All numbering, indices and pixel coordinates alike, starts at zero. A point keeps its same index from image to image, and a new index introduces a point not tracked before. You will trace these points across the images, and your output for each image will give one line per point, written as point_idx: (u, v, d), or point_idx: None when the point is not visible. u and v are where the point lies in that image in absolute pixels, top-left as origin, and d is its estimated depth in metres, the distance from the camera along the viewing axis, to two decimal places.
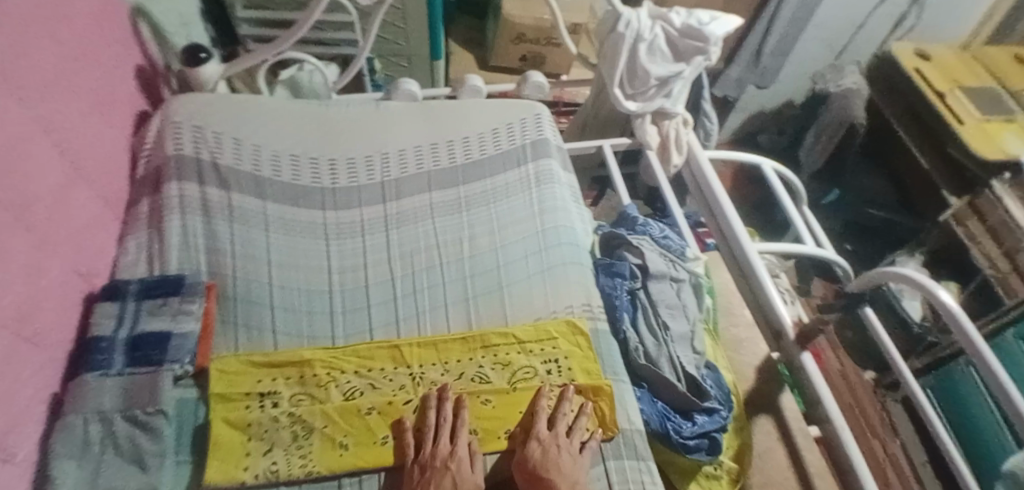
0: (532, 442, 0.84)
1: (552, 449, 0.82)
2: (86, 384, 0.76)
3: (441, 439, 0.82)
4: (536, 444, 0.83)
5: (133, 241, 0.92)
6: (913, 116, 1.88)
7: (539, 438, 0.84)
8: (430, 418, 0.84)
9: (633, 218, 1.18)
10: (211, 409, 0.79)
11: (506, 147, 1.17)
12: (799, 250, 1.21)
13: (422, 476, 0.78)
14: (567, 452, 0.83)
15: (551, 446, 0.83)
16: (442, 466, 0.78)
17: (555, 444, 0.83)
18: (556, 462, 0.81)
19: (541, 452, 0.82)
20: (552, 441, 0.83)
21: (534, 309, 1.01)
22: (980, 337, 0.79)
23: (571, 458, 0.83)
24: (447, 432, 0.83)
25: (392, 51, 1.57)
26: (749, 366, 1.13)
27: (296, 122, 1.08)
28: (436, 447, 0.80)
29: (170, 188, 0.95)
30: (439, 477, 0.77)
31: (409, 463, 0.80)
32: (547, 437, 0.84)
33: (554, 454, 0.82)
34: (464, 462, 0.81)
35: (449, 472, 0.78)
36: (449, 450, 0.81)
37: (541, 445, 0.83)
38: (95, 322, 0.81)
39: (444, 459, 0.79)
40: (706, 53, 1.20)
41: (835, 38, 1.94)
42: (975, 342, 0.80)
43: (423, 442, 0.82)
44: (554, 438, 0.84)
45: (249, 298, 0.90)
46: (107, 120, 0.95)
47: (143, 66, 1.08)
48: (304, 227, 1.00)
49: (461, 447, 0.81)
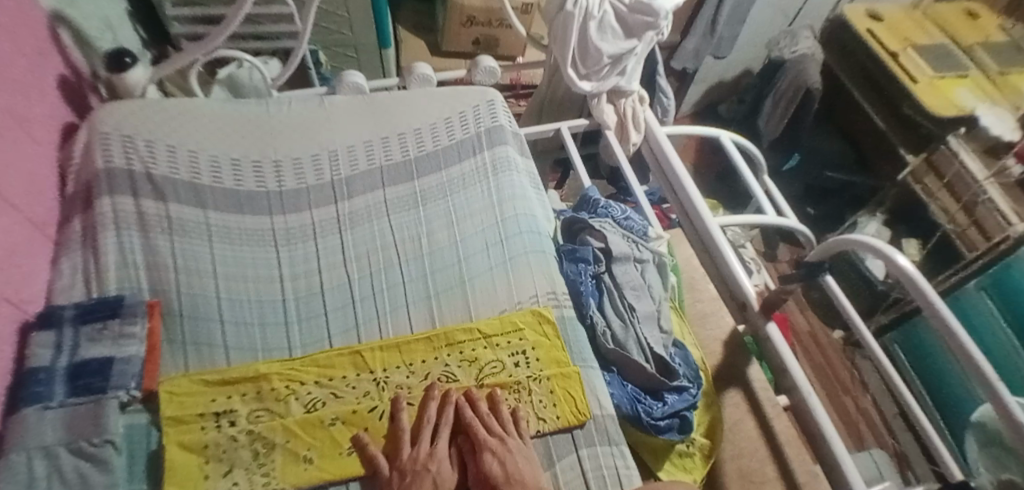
0: (487, 456, 0.80)
1: (509, 460, 0.80)
2: (26, 418, 0.71)
3: (421, 442, 0.81)
4: (491, 456, 0.80)
5: (68, 263, 0.87)
6: (867, 77, 1.90)
7: (490, 450, 0.80)
8: (398, 422, 0.82)
9: (595, 201, 1.15)
10: (165, 433, 0.75)
11: (460, 136, 1.14)
12: (761, 220, 1.20)
13: (403, 483, 0.76)
14: (523, 458, 0.81)
15: (508, 457, 0.80)
16: (423, 469, 0.78)
17: (510, 453, 0.81)
18: (518, 473, 0.79)
19: (499, 464, 0.79)
20: (507, 450, 0.81)
21: (498, 301, 0.99)
22: (936, 293, 0.79)
23: (526, 462, 0.81)
24: (423, 434, 0.81)
25: (337, 41, 1.51)
26: (715, 341, 1.13)
27: (235, 126, 1.03)
28: (416, 451, 0.80)
29: (103, 204, 0.89)
30: (422, 482, 0.76)
31: (384, 472, 0.78)
32: (500, 447, 0.81)
33: (513, 463, 0.80)
34: (443, 464, 0.80)
35: (428, 474, 0.77)
36: (428, 452, 0.80)
37: (497, 457, 0.80)
38: (32, 353, 0.76)
39: (425, 461, 0.78)
40: (657, 28, 1.19)
41: (788, 4, 1.94)
42: (931, 300, 0.79)
43: (400, 445, 0.80)
44: (506, 448, 0.81)
45: (196, 314, 0.86)
46: (27, 135, 0.88)
47: (65, 75, 1.01)
48: (251, 236, 0.96)
49: (440, 447, 0.81)
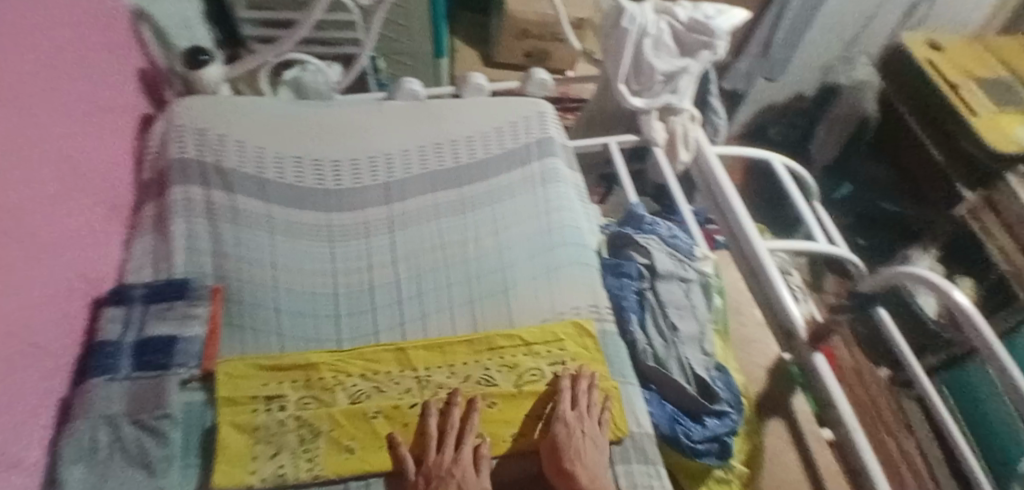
0: (558, 425, 0.84)
1: (577, 433, 0.83)
2: (94, 387, 0.76)
3: (445, 446, 0.80)
4: (561, 425, 0.84)
5: (139, 246, 0.92)
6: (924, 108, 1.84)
7: (563, 421, 0.84)
8: (427, 424, 0.83)
9: (641, 216, 1.16)
10: (217, 413, 0.79)
11: (511, 146, 1.16)
12: (811, 248, 1.19)
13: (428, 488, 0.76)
14: (590, 436, 0.83)
15: (576, 429, 0.83)
16: (448, 472, 0.77)
17: (580, 429, 0.83)
18: (580, 445, 0.81)
19: (566, 432, 0.83)
20: (578, 424, 0.84)
21: (540, 310, 1.00)
22: (997, 337, 0.76)
23: (593, 442, 0.83)
24: (450, 438, 0.81)
25: (394, 49, 1.56)
26: (759, 367, 1.13)
27: (299, 125, 1.08)
28: (441, 455, 0.79)
29: (175, 193, 0.94)
30: (447, 484, 0.76)
31: (411, 477, 0.78)
32: (573, 419, 0.84)
33: (579, 437, 0.82)
34: (469, 469, 0.79)
35: (453, 480, 0.76)
36: (453, 456, 0.79)
37: (567, 427, 0.83)
38: (102, 327, 0.82)
39: (450, 467, 0.78)
40: (713, 48, 1.19)
41: (843, 31, 1.94)
42: (991, 344, 0.76)
43: (427, 450, 0.80)
44: (579, 420, 0.84)
45: (254, 301, 0.90)
46: (110, 124, 0.94)
47: (144, 68, 1.08)
48: (307, 231, 1.00)
49: (465, 453, 0.80)
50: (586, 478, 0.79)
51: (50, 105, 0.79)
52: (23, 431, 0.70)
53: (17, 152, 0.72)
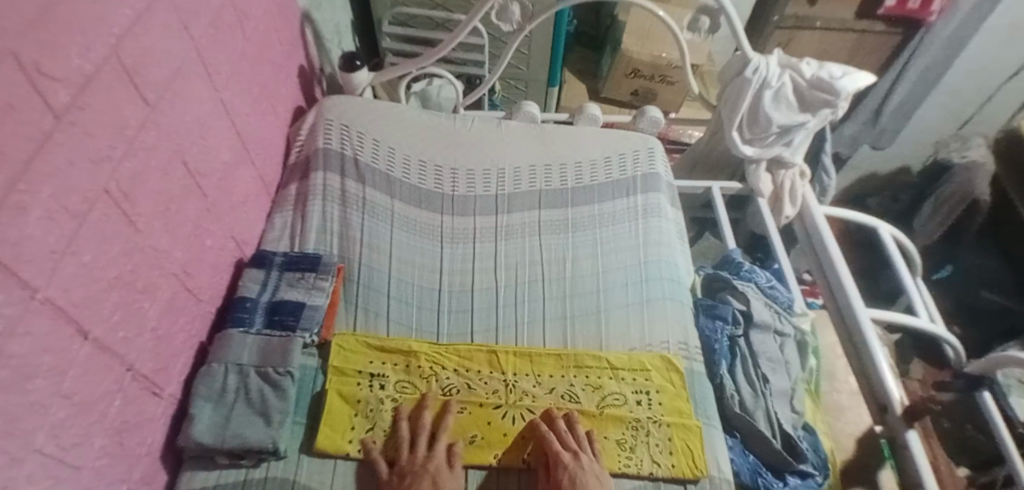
0: (560, 471, 0.82)
1: (580, 475, 0.82)
2: (231, 336, 0.86)
3: (417, 446, 0.83)
4: (563, 471, 0.82)
5: (280, 219, 1.04)
6: None
7: (563, 464, 0.82)
8: (399, 430, 0.85)
9: (738, 262, 1.17)
10: (328, 380, 0.89)
11: (617, 176, 1.20)
12: (914, 323, 1.14)
13: (401, 485, 0.80)
14: (592, 473, 0.83)
15: (579, 471, 0.82)
16: (421, 468, 0.81)
17: (582, 468, 0.83)
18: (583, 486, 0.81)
19: (568, 480, 0.81)
20: (580, 465, 0.83)
21: (630, 339, 1.01)
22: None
23: (596, 478, 0.83)
24: (422, 439, 0.84)
25: (511, 74, 1.64)
26: (848, 435, 1.11)
27: (425, 132, 1.18)
28: (414, 455, 0.82)
29: (317, 177, 1.06)
30: (421, 481, 0.79)
31: (384, 475, 0.81)
32: (572, 462, 0.82)
33: (581, 477, 0.82)
34: (442, 467, 0.82)
35: (427, 474, 0.80)
36: (425, 456, 0.82)
37: (568, 472, 0.82)
38: (243, 284, 0.92)
39: (423, 463, 0.81)
40: (834, 106, 1.17)
41: (961, 107, 1.88)
42: None
43: (400, 451, 0.83)
44: (582, 464, 0.83)
45: (370, 284, 0.99)
46: (273, 110, 1.07)
47: (304, 66, 1.20)
48: (423, 227, 1.09)
49: (438, 452, 0.83)
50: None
51: (233, 86, 0.91)
52: (171, 364, 0.79)
53: (201, 120, 0.83)
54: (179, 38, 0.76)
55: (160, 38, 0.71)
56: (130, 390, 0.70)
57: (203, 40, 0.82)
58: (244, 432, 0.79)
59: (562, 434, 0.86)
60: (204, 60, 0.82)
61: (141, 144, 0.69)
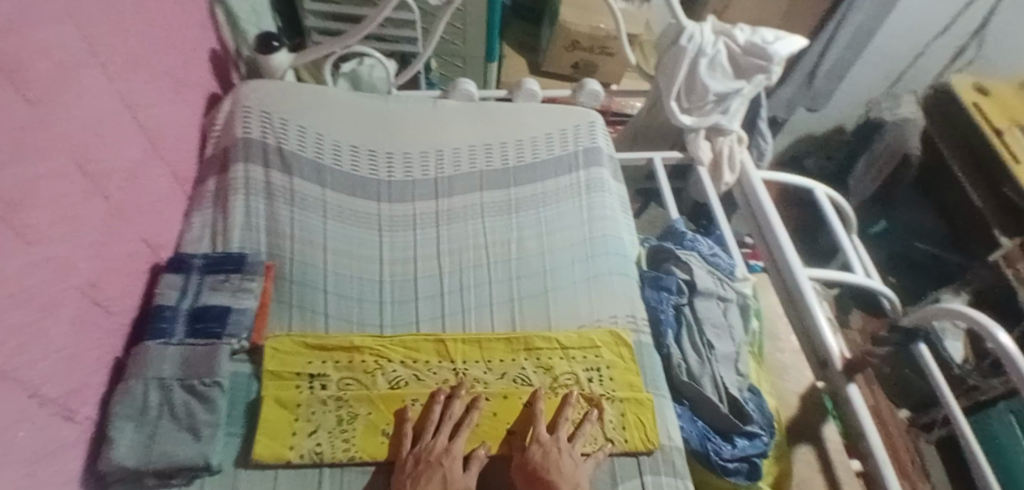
0: (532, 446, 0.83)
1: (554, 451, 0.82)
2: (149, 348, 0.80)
3: (439, 434, 0.83)
4: (536, 447, 0.83)
5: (199, 218, 0.97)
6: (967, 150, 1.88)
7: (539, 441, 0.83)
8: (404, 432, 0.83)
9: (681, 233, 1.17)
10: (264, 386, 0.84)
11: (559, 152, 1.17)
12: (850, 279, 1.18)
13: (414, 469, 0.79)
14: (567, 455, 0.83)
15: (552, 449, 0.82)
16: (433, 461, 0.80)
17: (555, 447, 0.83)
18: (556, 463, 0.81)
19: (541, 455, 0.82)
20: (555, 444, 0.83)
21: (578, 316, 1.00)
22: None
23: (571, 461, 0.83)
24: (447, 427, 0.84)
25: (447, 50, 1.58)
26: (793, 393, 1.13)
27: (356, 117, 1.12)
28: (435, 441, 0.82)
29: (237, 168, 1.00)
30: (429, 475, 0.78)
31: (402, 455, 0.81)
32: (549, 441, 0.83)
33: (554, 456, 0.82)
34: (454, 462, 0.81)
35: (438, 468, 0.79)
36: (444, 446, 0.82)
37: (541, 448, 0.82)
38: (160, 291, 0.86)
39: (440, 454, 0.81)
40: (768, 72, 1.18)
41: (891, 67, 1.89)
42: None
43: (425, 432, 0.83)
44: (555, 443, 0.83)
45: (303, 280, 0.94)
46: (184, 100, 0.99)
47: (216, 50, 1.12)
48: (359, 217, 1.04)
49: (456, 445, 0.82)
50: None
51: (132, 78, 0.83)
52: (83, 386, 0.73)
53: (98, 115, 0.75)
54: (66, 27, 0.68)
55: (45, 28, 0.64)
56: (38, 418, 0.64)
57: (94, 27, 0.74)
58: (171, 449, 0.74)
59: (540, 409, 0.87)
60: (95, 50, 0.74)
61: (28, 147, 0.62)
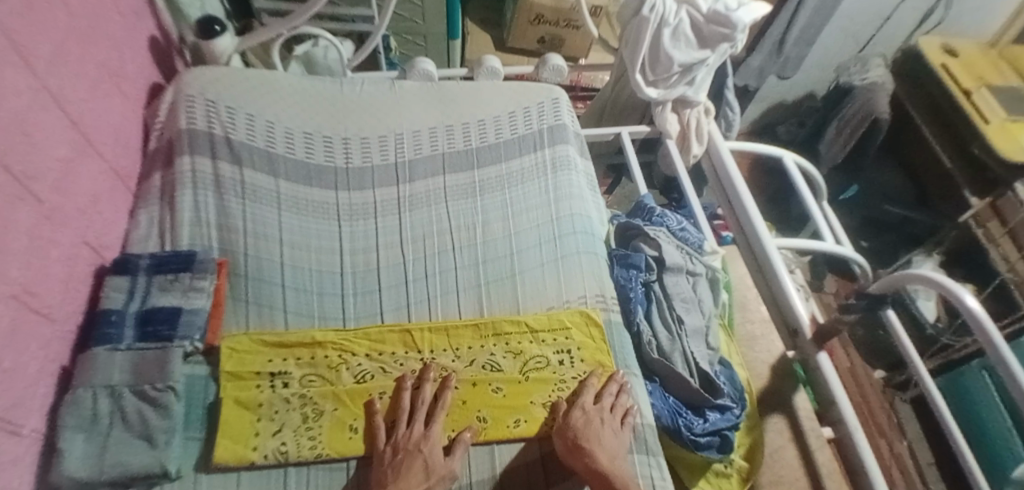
0: (575, 413, 0.84)
1: (595, 420, 0.83)
2: (96, 356, 0.77)
3: (414, 422, 0.81)
4: (579, 413, 0.84)
5: (145, 214, 0.94)
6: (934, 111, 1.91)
7: (582, 408, 0.84)
8: (374, 423, 0.81)
9: (649, 208, 1.16)
10: (222, 387, 0.82)
11: (523, 131, 1.14)
12: (820, 247, 1.17)
13: (393, 460, 0.77)
14: (609, 426, 0.83)
15: (595, 417, 0.83)
16: (415, 448, 0.78)
17: (598, 416, 0.83)
18: (597, 433, 0.81)
19: (584, 420, 0.82)
20: (597, 413, 0.84)
21: (547, 298, 0.98)
22: (998, 333, 0.79)
23: (612, 433, 0.83)
24: (420, 414, 0.82)
25: (407, 29, 1.53)
26: (763, 363, 1.13)
27: (310, 104, 1.09)
28: (410, 430, 0.80)
29: (183, 162, 0.96)
30: (412, 462, 0.76)
31: (379, 447, 0.79)
32: (592, 409, 0.84)
33: (597, 425, 0.82)
34: (434, 448, 0.79)
35: (419, 455, 0.77)
36: (422, 434, 0.80)
37: (583, 415, 0.83)
38: (106, 294, 0.82)
39: (418, 441, 0.79)
40: (732, 40, 1.16)
41: (861, 31, 1.88)
42: (993, 338, 0.79)
43: (398, 422, 0.81)
44: (598, 410, 0.84)
45: (259, 276, 0.91)
46: (121, 92, 0.95)
47: (155, 37, 1.07)
48: (316, 208, 1.01)
49: (435, 430, 0.80)
50: (604, 461, 0.79)
51: (60, 71, 0.78)
52: (27, 398, 0.70)
53: (21, 113, 0.70)
54: None
55: None
56: None
57: (12, 17, 0.69)
58: (124, 459, 0.72)
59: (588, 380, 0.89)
60: (15, 43, 0.69)
61: None
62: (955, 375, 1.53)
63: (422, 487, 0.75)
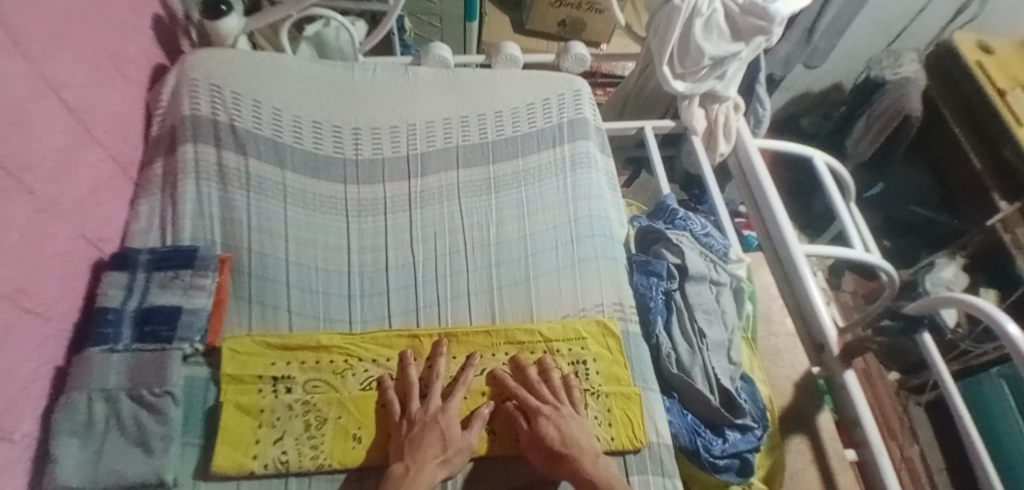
0: (541, 420, 0.79)
1: (564, 424, 0.79)
2: (91, 357, 0.74)
3: (432, 397, 0.80)
4: (545, 420, 0.79)
5: (146, 205, 0.90)
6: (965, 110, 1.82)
7: (546, 414, 0.79)
8: (388, 398, 0.80)
9: (672, 210, 1.10)
10: (223, 391, 0.78)
11: (541, 124, 1.09)
12: (850, 254, 1.10)
13: (410, 432, 0.77)
14: (579, 427, 0.79)
15: (563, 421, 0.79)
16: (431, 419, 0.77)
17: (567, 419, 0.79)
18: (573, 436, 0.78)
19: (553, 427, 0.78)
20: (562, 415, 0.80)
21: (562, 305, 0.94)
22: None
23: (583, 429, 0.80)
24: (436, 390, 0.81)
25: (423, 9, 1.47)
26: (786, 379, 1.09)
27: (319, 90, 1.04)
28: (427, 404, 0.80)
29: (186, 150, 0.92)
30: (427, 433, 0.76)
31: (396, 420, 0.78)
32: (554, 412, 0.80)
33: (568, 428, 0.78)
34: (450, 418, 0.78)
35: (437, 426, 0.77)
36: (438, 408, 0.79)
37: (552, 422, 0.79)
38: (103, 291, 0.79)
39: (434, 414, 0.78)
40: (768, 33, 1.09)
41: (892, 23, 1.75)
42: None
43: (412, 396, 0.80)
44: (563, 413, 0.80)
45: (263, 274, 0.87)
46: (121, 75, 0.90)
47: (159, 16, 1.02)
48: (323, 202, 0.96)
49: (452, 405, 0.79)
50: (589, 466, 0.76)
51: (57, 55, 0.74)
52: (20, 402, 0.67)
53: (12, 101, 0.66)
54: None
55: None
56: None
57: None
58: (120, 467, 0.69)
59: (537, 386, 0.83)
60: (7, 26, 0.65)
61: None
62: (972, 381, 1.47)
63: (438, 460, 0.74)
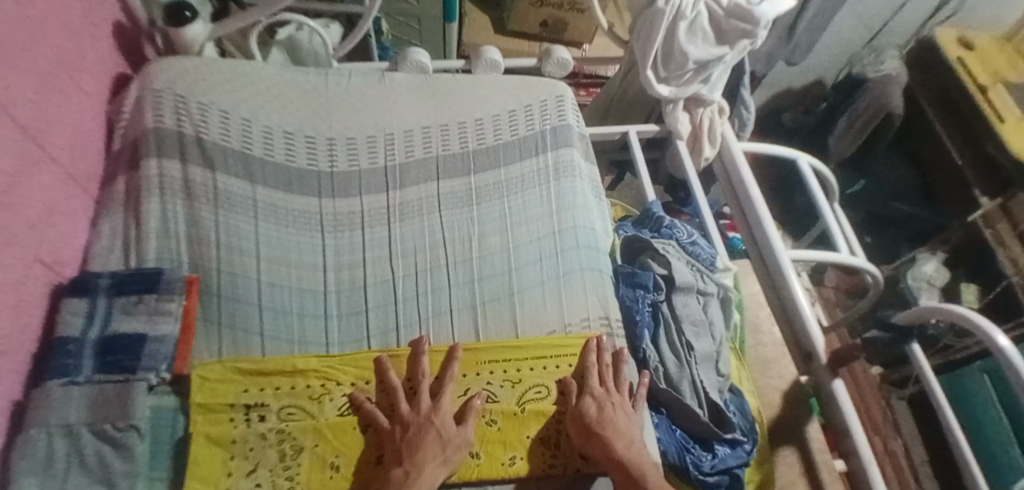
0: (585, 399, 0.81)
1: (608, 405, 0.80)
2: (50, 391, 0.70)
3: (421, 397, 0.79)
4: (589, 399, 0.81)
5: (108, 225, 0.86)
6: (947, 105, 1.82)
7: (592, 394, 0.81)
8: (366, 408, 0.77)
9: (659, 218, 1.08)
10: (192, 421, 0.74)
11: (524, 132, 1.05)
12: (841, 259, 1.07)
13: (405, 436, 0.75)
14: (620, 411, 0.80)
15: (606, 404, 0.80)
16: (426, 421, 0.76)
17: (609, 401, 0.81)
18: (612, 419, 0.78)
19: (595, 407, 0.79)
20: (607, 398, 0.81)
21: (546, 321, 0.91)
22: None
23: (625, 415, 0.80)
24: (424, 392, 0.79)
25: (400, 10, 1.42)
26: (774, 390, 1.07)
27: (292, 99, 0.99)
28: (418, 406, 0.78)
29: (149, 166, 0.88)
30: (425, 435, 0.74)
31: (387, 426, 0.76)
32: (602, 393, 0.81)
33: (609, 410, 0.79)
34: (446, 418, 0.77)
35: (432, 426, 0.75)
36: (430, 409, 0.77)
37: (595, 401, 0.80)
38: (62, 320, 0.75)
39: (428, 414, 0.76)
40: (752, 37, 1.06)
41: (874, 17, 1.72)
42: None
43: (399, 400, 0.78)
44: (607, 395, 0.81)
45: (234, 296, 0.84)
46: (79, 87, 0.85)
47: (121, 23, 0.97)
48: (296, 218, 0.93)
49: (444, 405, 0.78)
50: (622, 449, 0.75)
51: (6, 68, 0.69)
52: None
53: None
54: None
55: None
56: None
57: None
58: None
59: (605, 368, 0.84)
60: None
61: None
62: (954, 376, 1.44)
63: (439, 460, 0.73)
